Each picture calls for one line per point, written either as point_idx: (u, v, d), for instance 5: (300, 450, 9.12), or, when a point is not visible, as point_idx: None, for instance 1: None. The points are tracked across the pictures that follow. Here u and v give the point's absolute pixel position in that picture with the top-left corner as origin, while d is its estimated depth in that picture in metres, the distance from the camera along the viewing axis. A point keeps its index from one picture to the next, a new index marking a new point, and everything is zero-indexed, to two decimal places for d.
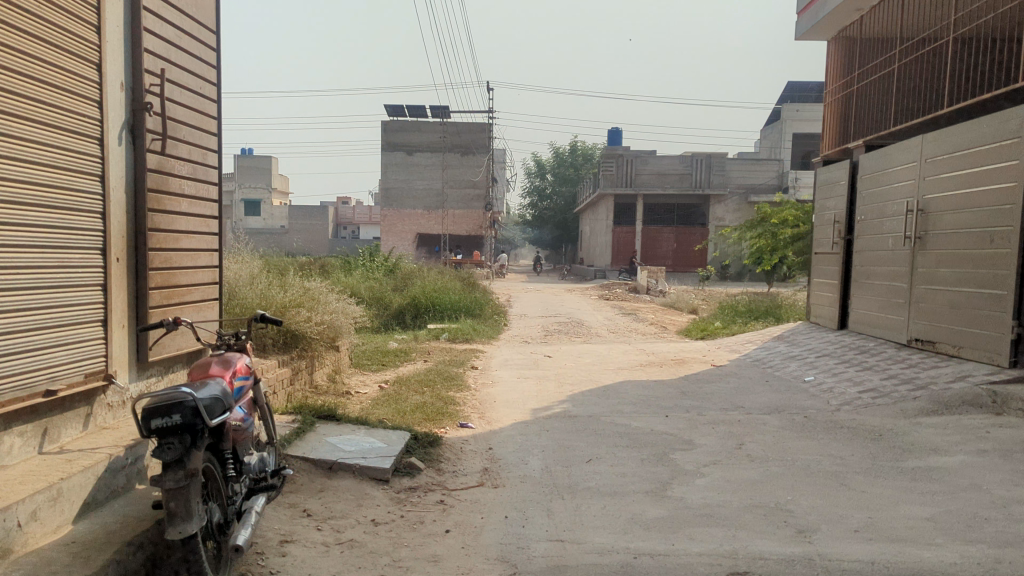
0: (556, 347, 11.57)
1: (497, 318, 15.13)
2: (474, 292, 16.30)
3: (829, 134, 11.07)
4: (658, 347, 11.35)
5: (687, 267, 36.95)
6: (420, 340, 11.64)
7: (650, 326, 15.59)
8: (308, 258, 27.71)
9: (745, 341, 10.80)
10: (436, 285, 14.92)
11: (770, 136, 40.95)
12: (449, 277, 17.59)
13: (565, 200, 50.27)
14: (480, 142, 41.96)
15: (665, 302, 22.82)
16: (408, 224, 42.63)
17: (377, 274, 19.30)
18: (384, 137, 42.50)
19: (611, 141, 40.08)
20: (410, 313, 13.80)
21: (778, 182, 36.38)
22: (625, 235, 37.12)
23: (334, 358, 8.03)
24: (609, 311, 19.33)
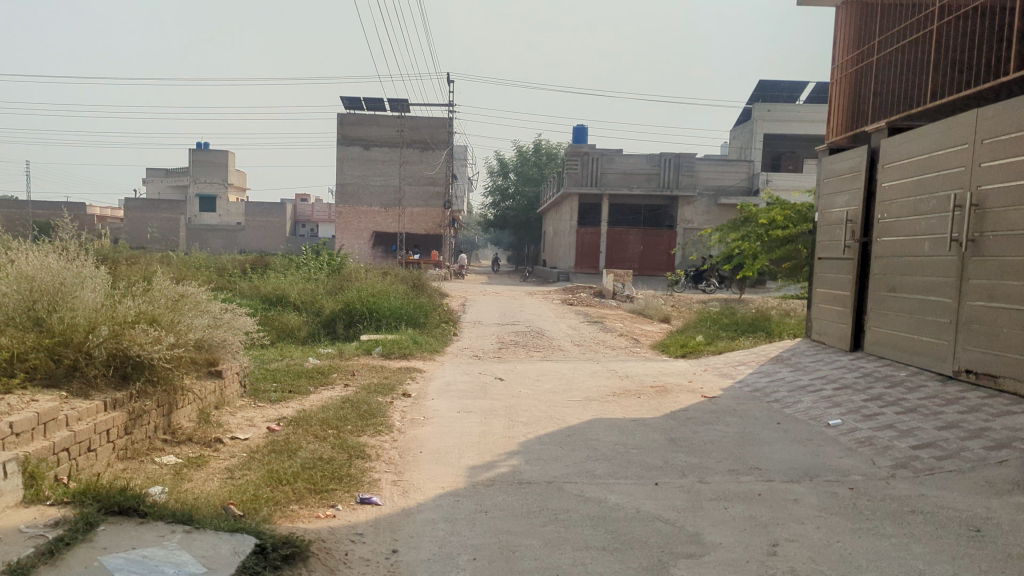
0: (512, 366, 9.65)
1: (447, 329, 13.12)
2: (419, 297, 14.28)
3: (839, 115, 9.32)
4: (633, 366, 9.50)
5: (654, 271, 35.39)
6: (346, 357, 9.55)
7: (620, 338, 13.79)
8: (247, 257, 25.39)
9: (737, 363, 9.02)
10: (378, 289, 12.88)
11: (740, 136, 39.64)
12: (395, 279, 15.53)
13: (529, 199, 48.45)
14: (440, 137, 39.89)
15: (633, 309, 21.10)
16: (364, 222, 40.32)
17: (316, 276, 17.11)
18: (338, 130, 40.12)
19: (576, 139, 38.30)
20: (344, 322, 11.79)
21: (748, 183, 35.04)
22: (590, 236, 35.36)
23: (208, 388, 5.97)
24: (573, 319, 17.49)
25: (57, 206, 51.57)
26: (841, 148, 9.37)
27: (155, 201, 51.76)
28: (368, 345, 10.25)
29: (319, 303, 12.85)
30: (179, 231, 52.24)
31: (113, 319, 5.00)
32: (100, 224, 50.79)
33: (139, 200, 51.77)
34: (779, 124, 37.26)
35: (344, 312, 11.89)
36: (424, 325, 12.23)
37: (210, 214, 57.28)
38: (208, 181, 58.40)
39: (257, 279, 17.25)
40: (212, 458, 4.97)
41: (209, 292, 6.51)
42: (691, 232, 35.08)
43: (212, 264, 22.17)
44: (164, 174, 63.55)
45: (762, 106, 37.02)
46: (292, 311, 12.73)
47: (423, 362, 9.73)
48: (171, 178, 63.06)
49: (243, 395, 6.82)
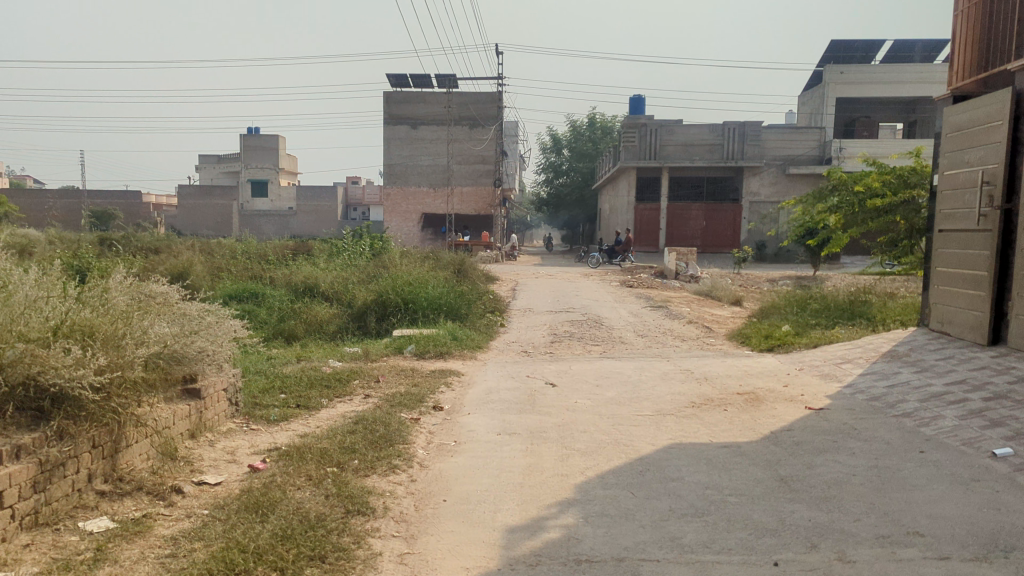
0: (566, 365, 8.22)
1: (494, 320, 11.72)
2: (464, 284, 12.96)
3: (968, 54, 7.54)
4: (711, 364, 7.96)
5: (718, 247, 33.43)
6: (374, 358, 8.24)
7: (690, 326, 12.23)
8: (290, 243, 24.53)
9: (841, 360, 7.41)
10: (416, 276, 11.58)
11: (809, 102, 37.20)
12: (438, 265, 14.22)
13: (583, 176, 46.75)
14: (490, 113, 38.47)
15: (698, 290, 19.44)
16: (413, 203, 39.22)
17: (356, 261, 15.96)
18: (385, 109, 39.02)
19: (633, 110, 36.39)
20: (377, 316, 10.54)
21: (820, 152, 32.69)
22: (648, 212, 33.53)
23: (178, 415, 4.68)
24: (633, 304, 15.97)
25: (113, 195, 51.94)
26: (968, 95, 7.60)
27: (208, 187, 51.66)
28: (401, 342, 8.93)
29: (353, 293, 11.62)
30: (233, 218, 52.09)
31: (23, 337, 3.73)
32: (155, 213, 50.99)
33: (193, 187, 51.73)
34: (852, 87, 34.78)
35: (377, 304, 10.64)
36: (468, 315, 10.84)
37: (263, 200, 57.17)
38: (260, 167, 58.19)
39: (294, 268, 16.19)
40: (158, 520, 3.67)
41: (181, 294, 5.27)
42: (757, 205, 33.04)
43: (251, 251, 21.27)
44: (218, 160, 63.76)
45: (834, 68, 34.60)
46: (325, 306, 11.56)
47: (463, 363, 8.34)
48: (224, 164, 63.28)
49: (233, 418, 5.54)
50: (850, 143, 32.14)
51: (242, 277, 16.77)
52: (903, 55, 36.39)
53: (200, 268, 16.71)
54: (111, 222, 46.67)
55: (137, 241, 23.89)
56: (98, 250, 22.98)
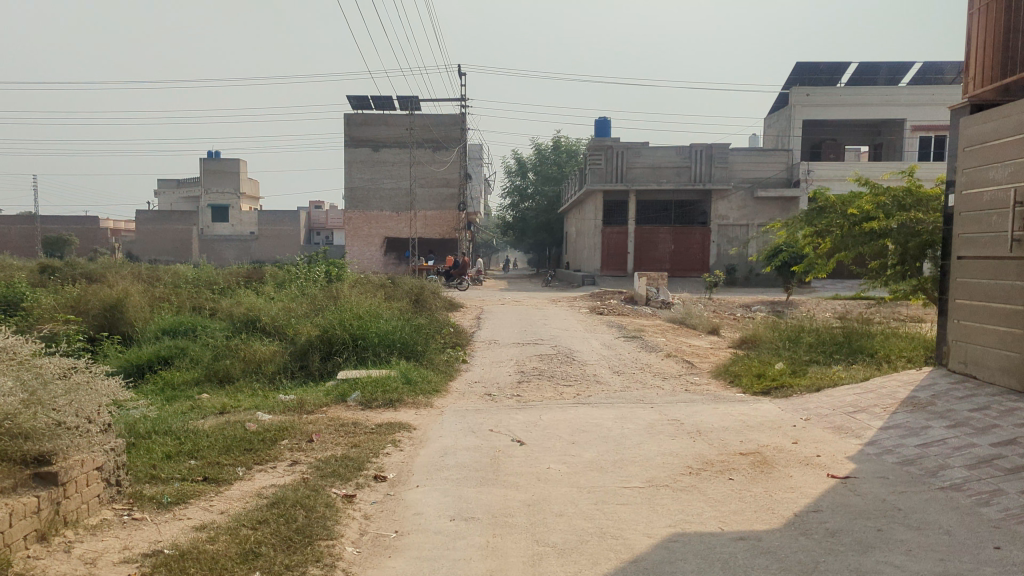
0: (535, 414, 7.09)
1: (453, 356, 10.54)
2: (422, 316, 11.79)
3: (986, 59, 6.64)
4: (702, 413, 6.90)
5: (687, 271, 32.69)
6: (313, 410, 7.02)
7: (669, 361, 11.21)
8: (243, 269, 23.19)
9: (852, 408, 6.40)
10: (367, 307, 10.38)
11: (776, 125, 36.87)
12: (395, 295, 13.05)
13: (549, 199, 45.95)
14: (454, 135, 37.51)
15: (672, 318, 18.49)
16: (376, 228, 37.98)
17: (309, 290, 14.73)
18: (346, 131, 37.84)
19: (599, 133, 35.67)
20: (322, 356, 9.32)
21: (788, 174, 32.27)
22: (616, 235, 32.71)
23: (13, 515, 3.43)
24: (605, 334, 14.94)
25: (64, 219, 49.89)
26: (988, 105, 6.70)
27: (168, 212, 49.81)
28: (346, 387, 7.73)
29: (297, 329, 10.38)
30: (194, 243, 50.21)
31: None
32: (107, 240, 49.00)
33: (152, 212, 49.79)
34: (819, 109, 34.41)
35: (322, 342, 9.42)
36: (425, 351, 9.67)
37: (222, 225, 55.49)
38: (219, 191, 56.56)
39: (240, 298, 14.88)
40: None
41: (31, 349, 4.08)
42: (726, 228, 32.46)
43: (199, 280, 19.87)
44: (177, 184, 61.97)
45: (800, 90, 34.23)
46: (266, 344, 10.30)
47: (416, 413, 7.16)
48: (183, 189, 61.51)
49: (111, 506, 4.29)
50: (818, 165, 31.69)
51: (186, 308, 15.40)
52: (868, 77, 36.22)
53: (139, 299, 15.31)
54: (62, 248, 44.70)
55: (78, 269, 22.35)
56: (34, 279, 21.38)
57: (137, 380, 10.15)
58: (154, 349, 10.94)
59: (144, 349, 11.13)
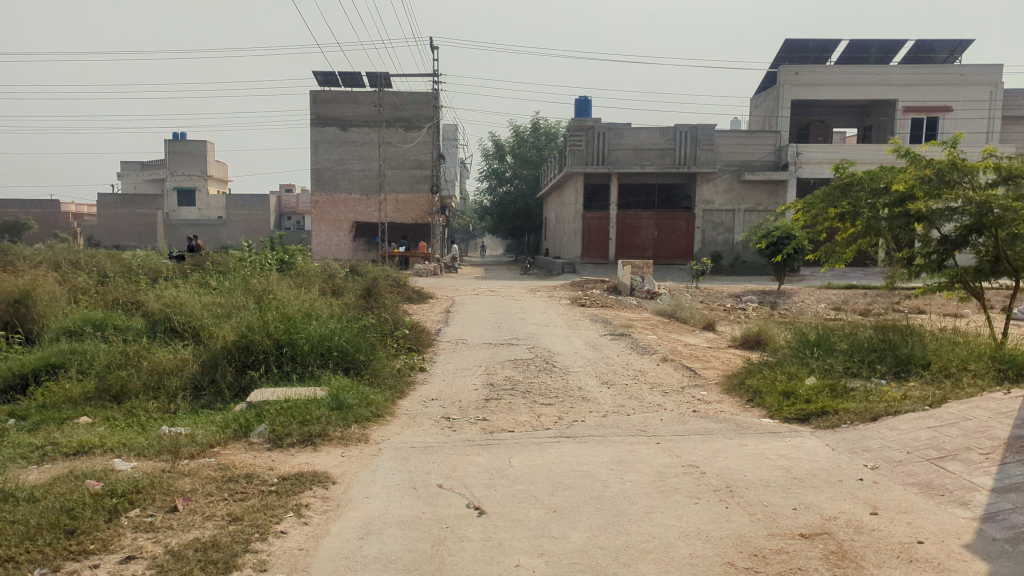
0: (501, 456, 5.28)
1: (405, 364, 8.68)
2: (374, 314, 9.88)
3: None
4: (728, 456, 5.11)
5: (671, 258, 31.02)
6: (196, 456, 5.15)
7: (666, 367, 9.47)
8: (194, 255, 21.11)
9: (936, 453, 4.64)
10: (300, 303, 8.47)
11: (763, 105, 35.11)
12: (344, 287, 11.13)
13: (527, 184, 44.12)
14: (425, 114, 35.38)
15: (660, 311, 16.79)
16: (344, 211, 35.88)
17: (251, 276, 12.76)
18: (312, 110, 35.58)
19: (578, 112, 33.75)
20: (239, 368, 7.43)
21: (775, 158, 30.68)
22: (597, 220, 30.91)
23: None
24: (589, 330, 13.17)
25: (20, 201, 47.20)
26: None
27: (133, 196, 47.19)
28: (254, 417, 5.87)
29: (216, 331, 8.43)
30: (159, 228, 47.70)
31: None
32: (64, 226, 46.32)
33: (114, 195, 47.21)
34: (808, 89, 32.52)
35: (237, 351, 7.53)
36: (370, 359, 7.80)
37: (190, 209, 52.95)
38: (186, 174, 53.88)
39: (174, 289, 12.83)
40: None
41: None
42: (711, 213, 30.82)
43: (139, 269, 17.75)
44: (142, 167, 59.21)
45: (789, 68, 32.36)
46: (175, 351, 8.39)
47: (342, 456, 5.32)
48: (149, 171, 58.75)
49: None
50: (808, 147, 29.96)
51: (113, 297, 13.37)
52: (858, 55, 34.48)
53: (58, 290, 13.27)
54: (18, 233, 42.15)
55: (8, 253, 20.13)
56: None
57: (17, 398, 8.18)
58: (45, 353, 8.99)
59: (35, 353, 9.19)
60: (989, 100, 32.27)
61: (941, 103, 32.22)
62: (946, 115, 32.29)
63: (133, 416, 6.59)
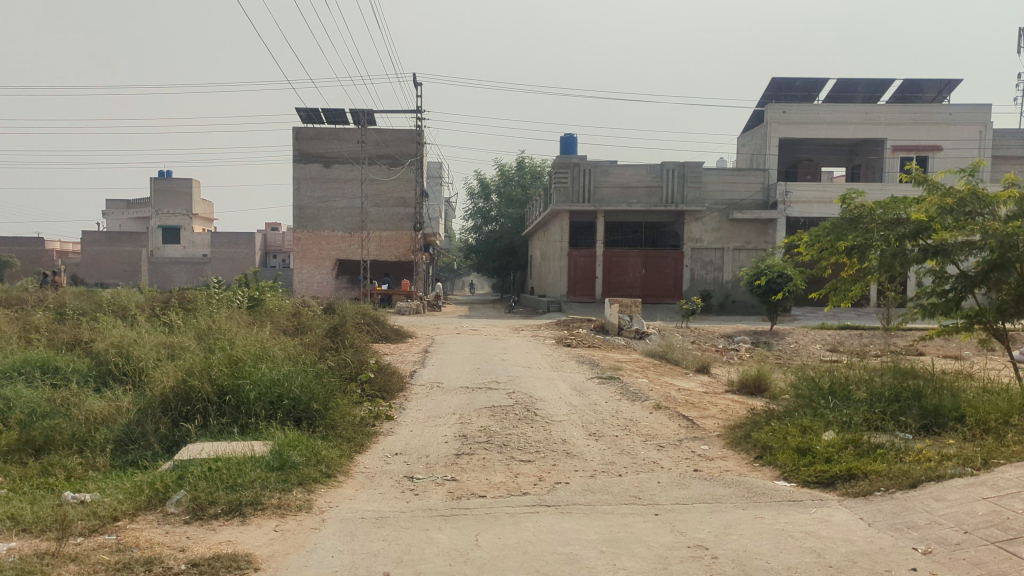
0: (469, 532, 4.36)
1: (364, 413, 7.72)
2: (340, 355, 8.91)
3: None
4: (744, 533, 4.22)
5: (660, 298, 30.25)
6: (91, 534, 4.18)
7: (660, 416, 8.61)
8: (165, 292, 20.09)
9: (1002, 533, 3.78)
10: (250, 342, 7.49)
11: (750, 143, 34.74)
12: (309, 326, 10.17)
13: (513, 222, 43.51)
14: (410, 151, 34.72)
15: (649, 352, 15.98)
16: (326, 248, 34.97)
17: (214, 313, 11.77)
18: (295, 146, 34.86)
19: (564, 149, 33.20)
20: (176, 418, 6.42)
21: (764, 196, 30.17)
22: (584, 259, 30.15)
23: None
24: (575, 373, 12.29)
25: None
26: None
27: (115, 233, 46.15)
28: (175, 481, 4.90)
29: (157, 375, 7.41)
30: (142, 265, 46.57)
31: None
32: (43, 263, 45.11)
33: (97, 232, 46.18)
34: (796, 127, 32.12)
35: (175, 398, 6.52)
36: (327, 408, 6.85)
37: (174, 247, 51.85)
38: (170, 212, 52.93)
39: (135, 327, 11.83)
40: None
41: None
42: (699, 252, 30.17)
43: (105, 308, 16.71)
44: (125, 205, 58.16)
45: (777, 106, 32.00)
46: (107, 396, 7.31)
47: (274, 531, 4.37)
48: (133, 210, 57.74)
49: None
50: (797, 185, 29.50)
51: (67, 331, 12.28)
52: (845, 95, 34.24)
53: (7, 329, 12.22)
54: None
55: None
56: None
57: None
58: None
59: None
60: (978, 140, 31.93)
61: (929, 142, 31.90)
62: (935, 155, 31.98)
63: (42, 480, 5.55)
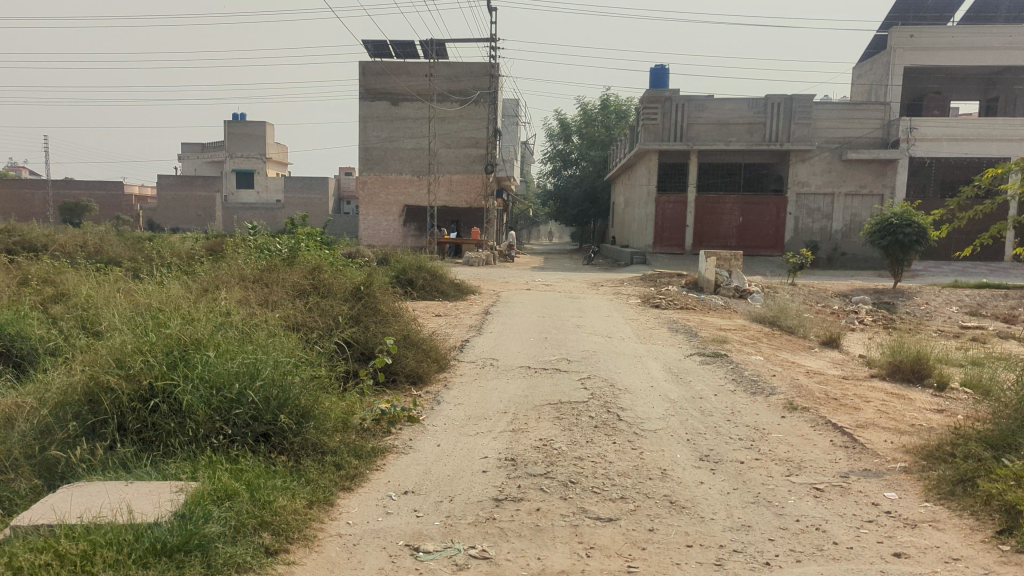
0: None
1: (372, 420, 5.46)
2: (345, 330, 6.60)
3: None
4: None
5: (758, 250, 27.03)
6: None
7: (798, 422, 6.05)
8: (211, 238, 18.33)
9: None
10: (214, 315, 5.28)
11: (867, 74, 30.62)
12: (324, 280, 7.88)
13: (595, 166, 40.60)
14: (483, 87, 32.13)
15: (757, 316, 13.28)
16: (395, 194, 33.00)
17: (225, 264, 9.65)
18: (362, 83, 32.70)
19: (653, 82, 29.91)
20: (73, 434, 4.22)
21: (883, 134, 26.42)
22: (672, 205, 27.13)
23: None
24: (669, 346, 9.76)
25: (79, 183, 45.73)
26: None
27: (191, 176, 45.33)
28: None
29: (67, 360, 5.19)
30: (218, 210, 45.78)
31: None
32: (120, 208, 44.67)
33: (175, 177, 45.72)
34: (924, 54, 27.93)
35: (80, 401, 4.34)
36: (307, 417, 4.62)
37: (249, 193, 50.92)
38: (244, 155, 51.85)
39: (136, 276, 9.82)
40: None
41: None
42: (805, 197, 26.73)
43: (134, 256, 14.87)
44: (201, 149, 57.57)
45: (903, 30, 27.82)
46: (11, 389, 5.19)
47: None
48: (208, 154, 57.06)
49: None
50: (923, 120, 25.59)
51: (61, 274, 10.41)
52: (985, 16, 29.59)
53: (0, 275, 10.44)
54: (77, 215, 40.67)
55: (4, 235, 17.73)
56: None
57: None
58: None
59: None
60: None
61: None
62: None
63: None
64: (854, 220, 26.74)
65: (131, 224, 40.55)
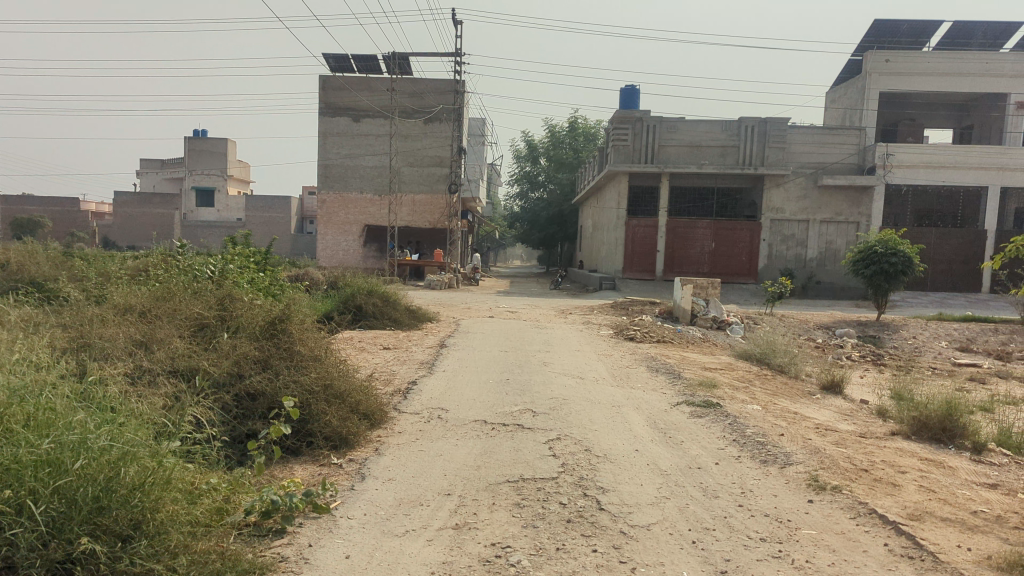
0: None
1: (257, 518, 3.92)
2: (231, 387, 5.11)
3: None
4: None
5: (731, 277, 25.87)
6: None
7: (833, 512, 4.59)
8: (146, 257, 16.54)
9: None
10: (27, 375, 3.78)
11: (842, 99, 29.88)
12: (227, 312, 6.30)
13: (563, 188, 39.42)
14: (447, 103, 30.83)
15: (742, 352, 11.90)
16: (354, 213, 31.38)
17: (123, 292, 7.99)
18: (321, 97, 31.12)
19: (624, 103, 28.82)
20: None
21: (858, 160, 25.63)
22: (644, 229, 25.86)
23: None
24: (650, 393, 8.26)
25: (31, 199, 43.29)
26: None
27: (149, 194, 43.26)
28: None
29: None
30: (177, 228, 43.73)
31: None
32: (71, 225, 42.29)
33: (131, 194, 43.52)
34: (901, 80, 27.22)
35: None
36: (138, 531, 3.15)
37: (209, 211, 48.84)
38: (205, 173, 49.80)
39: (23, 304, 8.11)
40: None
41: None
42: (780, 223, 25.70)
43: (49, 277, 13.05)
44: (160, 165, 55.32)
45: (879, 54, 27.10)
46: None
47: None
48: (167, 170, 54.83)
49: None
50: (900, 147, 24.71)
51: None
52: (959, 43, 29.06)
53: None
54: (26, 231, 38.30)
55: None
56: None
57: None
58: None
59: None
60: None
61: None
62: None
63: None
64: (830, 248, 25.79)
65: (81, 241, 38.41)
